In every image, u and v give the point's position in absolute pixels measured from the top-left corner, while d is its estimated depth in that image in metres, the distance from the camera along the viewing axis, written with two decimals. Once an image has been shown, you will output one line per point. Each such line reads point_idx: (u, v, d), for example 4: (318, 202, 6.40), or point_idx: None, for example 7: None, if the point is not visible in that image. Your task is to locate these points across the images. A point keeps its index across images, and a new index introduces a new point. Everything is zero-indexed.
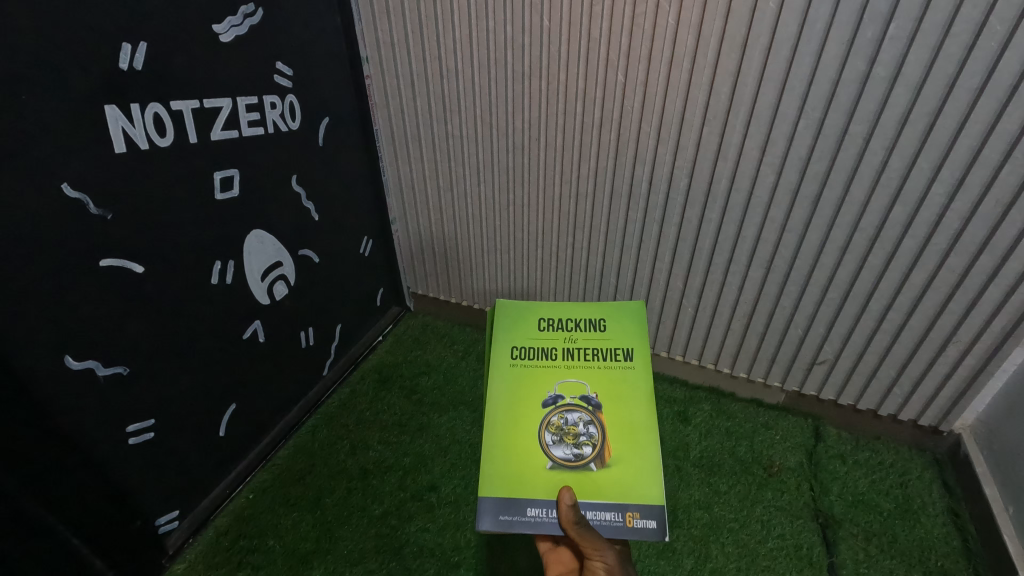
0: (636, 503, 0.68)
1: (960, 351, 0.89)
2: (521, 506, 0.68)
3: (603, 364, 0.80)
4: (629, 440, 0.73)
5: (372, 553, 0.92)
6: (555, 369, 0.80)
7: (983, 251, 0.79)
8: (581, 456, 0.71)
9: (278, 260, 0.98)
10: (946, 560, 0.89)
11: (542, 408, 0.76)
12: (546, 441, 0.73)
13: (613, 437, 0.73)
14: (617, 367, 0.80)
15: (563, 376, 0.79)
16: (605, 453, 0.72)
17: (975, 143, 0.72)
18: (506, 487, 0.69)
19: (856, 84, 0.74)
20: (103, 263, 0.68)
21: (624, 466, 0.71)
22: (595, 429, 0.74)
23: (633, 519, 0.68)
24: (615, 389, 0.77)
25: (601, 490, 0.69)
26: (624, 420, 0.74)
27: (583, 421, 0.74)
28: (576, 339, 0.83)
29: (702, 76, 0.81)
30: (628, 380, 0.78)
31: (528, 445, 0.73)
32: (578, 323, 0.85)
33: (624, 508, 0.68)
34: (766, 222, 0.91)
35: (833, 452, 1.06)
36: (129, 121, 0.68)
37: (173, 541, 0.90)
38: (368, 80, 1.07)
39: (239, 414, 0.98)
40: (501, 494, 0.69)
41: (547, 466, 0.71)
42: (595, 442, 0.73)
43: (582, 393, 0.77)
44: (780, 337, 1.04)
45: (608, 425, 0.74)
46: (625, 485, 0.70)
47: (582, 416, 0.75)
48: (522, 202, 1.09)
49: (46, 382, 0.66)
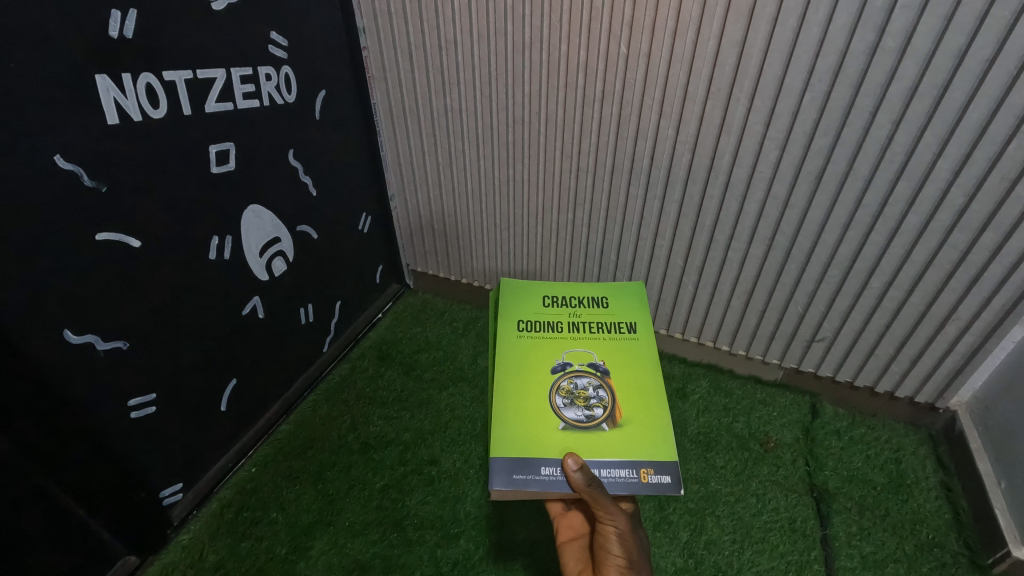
0: (650, 460, 0.68)
1: (959, 329, 0.89)
2: (536, 465, 0.67)
3: (610, 336, 0.81)
4: (641, 403, 0.73)
5: (373, 525, 0.93)
6: (562, 341, 0.80)
7: (986, 229, 0.79)
8: (593, 418, 0.71)
9: (276, 235, 0.98)
10: (937, 533, 0.91)
11: (552, 373, 0.76)
12: (557, 404, 0.73)
13: (619, 403, 0.73)
14: (622, 338, 0.80)
15: (571, 346, 0.79)
16: (617, 414, 0.72)
17: (984, 117, 0.71)
18: (519, 448, 0.68)
19: (864, 56, 0.73)
20: (99, 237, 0.68)
21: (637, 425, 0.71)
22: (605, 392, 0.74)
23: (648, 476, 0.66)
24: (621, 360, 0.78)
25: (612, 448, 0.69)
26: (634, 384, 0.75)
27: (593, 385, 0.74)
28: (580, 315, 0.84)
29: (707, 48, 0.79)
30: (634, 349, 0.79)
31: (539, 410, 0.72)
32: (581, 301, 0.86)
33: (639, 465, 0.67)
34: (768, 198, 0.90)
35: (829, 428, 1.07)
36: (121, 92, 0.66)
37: (178, 512, 0.92)
38: (366, 52, 1.05)
39: (241, 389, 0.98)
40: (513, 454, 0.67)
41: (558, 426, 0.70)
42: (606, 404, 0.73)
43: (590, 363, 0.77)
44: (779, 314, 1.04)
45: (615, 391, 0.74)
46: (639, 444, 0.69)
47: (591, 380, 0.75)
48: (522, 179, 1.08)
49: (47, 356, 0.66)
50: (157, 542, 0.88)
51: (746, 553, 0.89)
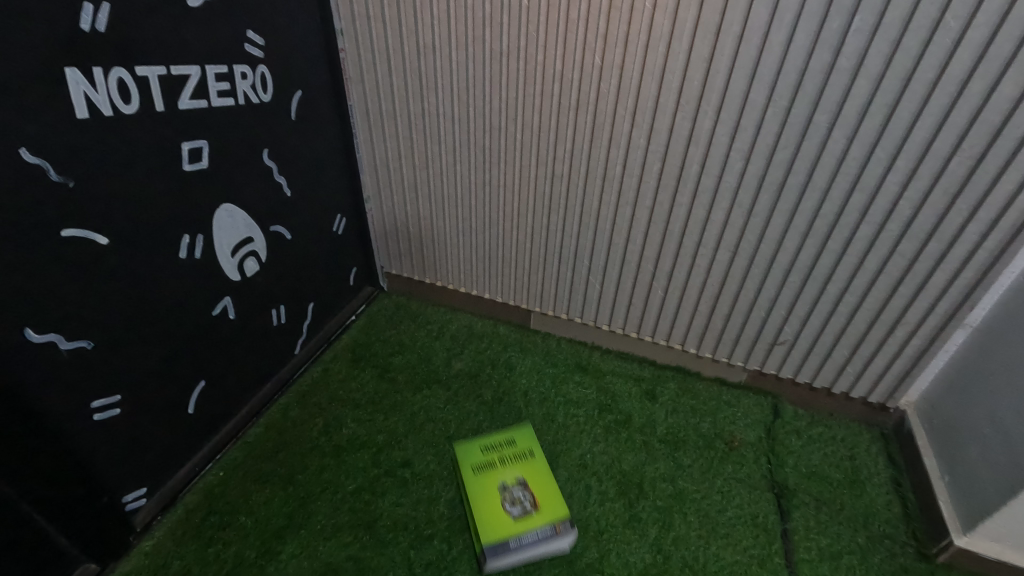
0: (558, 518, 0.91)
1: (907, 333, 0.95)
2: (506, 540, 0.88)
3: (527, 455, 1.02)
4: (545, 489, 0.96)
5: (346, 527, 0.93)
6: (500, 465, 1.00)
7: (930, 239, 0.84)
8: (526, 511, 0.92)
9: (249, 235, 0.96)
10: (888, 526, 0.96)
11: (499, 492, 0.95)
12: (508, 512, 0.92)
13: (538, 486, 0.97)
14: (528, 457, 1.02)
15: (501, 475, 0.98)
16: (535, 502, 0.94)
17: (928, 134, 0.77)
18: (494, 534, 0.88)
19: (821, 74, 0.77)
20: (64, 233, 0.66)
21: (546, 502, 0.94)
22: (526, 494, 0.95)
23: (560, 528, 0.90)
24: (533, 468, 1.00)
25: (546, 516, 0.92)
26: (539, 480, 0.98)
27: (519, 495, 0.95)
28: (505, 446, 1.04)
29: (677, 62, 0.83)
30: (538, 461, 1.02)
31: (494, 513, 0.92)
32: (503, 437, 1.05)
33: (553, 523, 0.91)
34: (733, 207, 0.94)
35: (789, 427, 1.12)
36: (92, 86, 0.65)
37: (141, 518, 0.89)
38: (343, 53, 1.05)
39: (209, 391, 0.97)
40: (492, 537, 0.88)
41: (511, 519, 0.91)
42: (529, 501, 0.94)
43: (519, 472, 0.99)
44: (743, 319, 1.08)
45: (536, 483, 0.97)
46: (550, 508, 0.93)
47: (517, 493, 0.95)
48: (498, 183, 1.10)
49: (6, 355, 0.63)
50: (119, 548, 0.86)
51: (711, 548, 0.92)
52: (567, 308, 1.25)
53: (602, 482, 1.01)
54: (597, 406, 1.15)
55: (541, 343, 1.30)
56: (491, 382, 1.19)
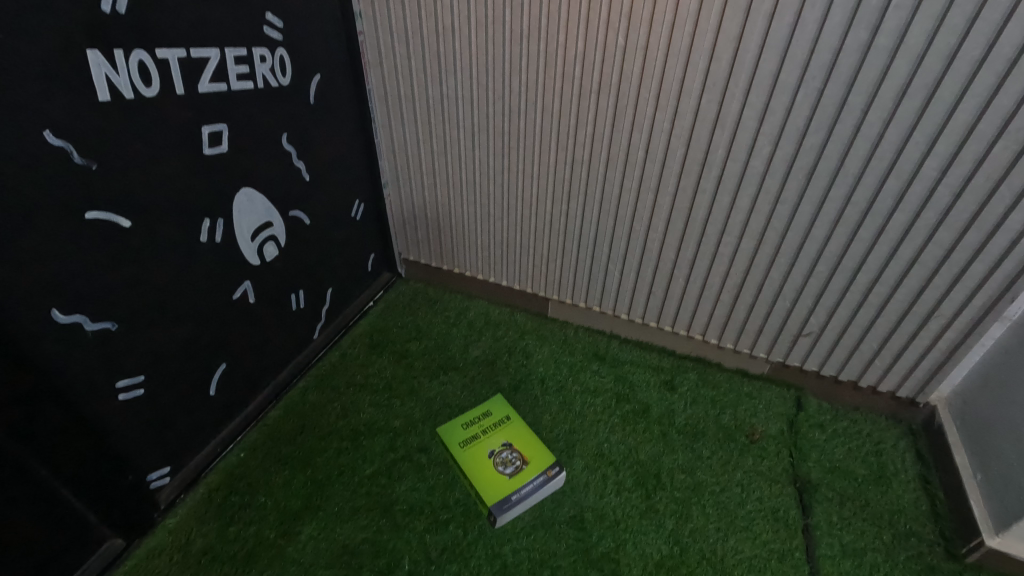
0: (546, 464, 0.97)
1: (942, 325, 0.91)
2: (508, 495, 0.92)
3: (505, 420, 1.05)
4: (527, 441, 1.01)
5: (363, 510, 0.93)
6: (484, 434, 1.02)
7: (970, 227, 0.80)
8: (519, 466, 0.96)
9: (268, 220, 0.97)
10: (914, 523, 0.93)
11: (488, 457, 0.98)
12: (502, 472, 0.95)
13: (521, 443, 1.01)
14: (507, 420, 1.05)
15: (488, 444, 1.00)
16: (523, 456, 0.98)
17: (972, 117, 0.72)
18: (495, 494, 0.92)
19: (857, 53, 0.74)
20: (88, 216, 0.67)
21: (532, 453, 0.99)
22: (512, 451, 0.99)
23: (551, 472, 0.95)
24: (513, 428, 1.04)
25: (536, 465, 0.97)
26: (519, 434, 1.02)
27: (507, 455, 0.98)
28: (483, 418, 1.06)
29: (704, 42, 0.80)
30: (515, 421, 1.05)
31: (493, 480, 0.94)
32: (480, 410, 1.07)
33: (543, 471, 0.95)
34: (760, 193, 0.91)
35: (813, 421, 1.09)
36: (113, 69, 0.65)
37: (165, 496, 0.91)
38: (361, 36, 1.04)
39: (230, 373, 0.98)
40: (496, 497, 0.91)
41: (507, 478, 0.95)
42: (517, 456, 0.98)
43: (503, 436, 1.02)
44: (767, 309, 1.05)
45: (518, 441, 1.01)
46: (536, 458, 0.98)
47: (505, 454, 0.99)
48: (517, 168, 1.08)
49: (34, 335, 0.65)
50: (143, 525, 0.88)
51: (730, 541, 0.90)
52: (586, 296, 1.23)
53: (618, 472, 1.00)
54: (615, 396, 1.13)
55: (558, 331, 1.29)
56: (508, 370, 1.19)
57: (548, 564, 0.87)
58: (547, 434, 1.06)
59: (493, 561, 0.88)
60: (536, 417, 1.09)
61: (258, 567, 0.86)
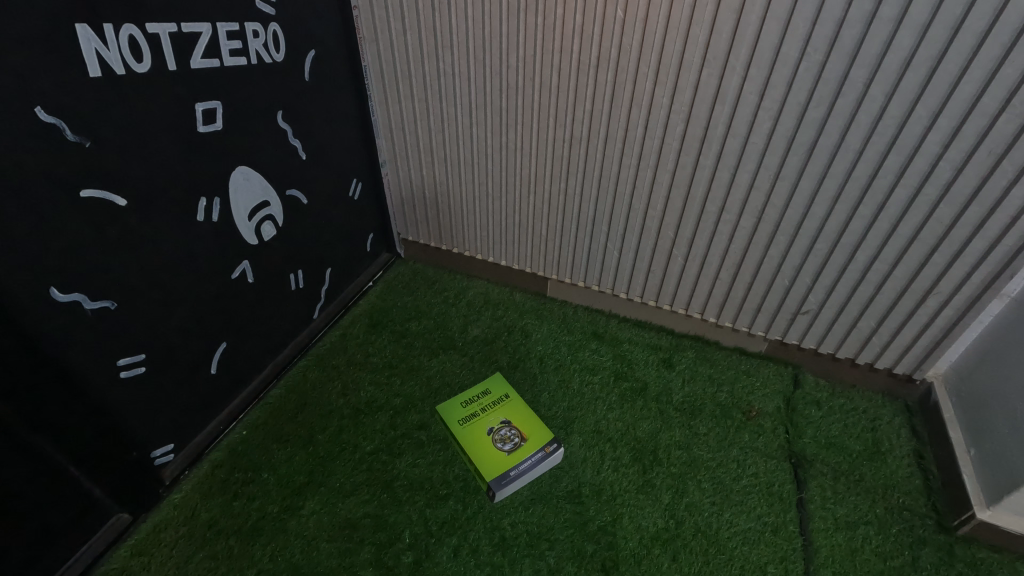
0: (545, 441, 0.98)
1: (939, 303, 0.91)
2: (506, 471, 0.93)
3: (504, 399, 1.06)
4: (526, 420, 1.02)
5: (364, 486, 0.95)
6: (483, 412, 1.03)
7: (972, 202, 0.80)
8: (518, 442, 0.98)
9: (265, 198, 0.96)
10: (907, 497, 0.94)
11: (487, 434, 0.99)
12: (501, 449, 0.97)
13: (520, 421, 1.02)
14: (505, 399, 1.06)
15: (487, 420, 1.01)
16: (522, 433, 0.99)
17: (975, 90, 0.71)
18: (494, 469, 0.93)
19: (860, 25, 0.72)
20: (84, 194, 0.67)
21: (530, 431, 1.00)
22: (511, 429, 1.00)
23: (549, 449, 0.97)
24: (511, 406, 1.04)
25: (534, 442, 0.98)
26: (518, 413, 1.03)
27: (506, 431, 1.00)
28: (482, 397, 1.06)
29: (705, 13, 0.78)
30: (514, 400, 1.06)
31: (492, 454, 0.96)
32: (479, 390, 1.08)
33: (541, 446, 0.97)
34: (760, 169, 0.91)
35: (809, 398, 1.10)
36: (103, 43, 0.64)
37: (169, 472, 0.92)
38: (356, 11, 1.02)
39: (230, 353, 0.99)
40: (495, 471, 0.93)
41: (505, 454, 0.96)
42: (516, 433, 0.99)
43: (501, 414, 1.03)
44: (767, 286, 1.05)
45: (517, 419, 1.02)
46: (534, 435, 0.99)
47: (504, 430, 1.00)
48: (515, 147, 1.07)
49: (34, 312, 0.65)
50: (149, 499, 0.89)
51: (724, 514, 0.92)
52: (584, 276, 1.23)
53: (616, 448, 1.01)
54: (613, 373, 1.14)
55: (557, 311, 1.29)
56: (508, 348, 1.19)
57: (546, 537, 0.89)
58: (546, 411, 1.07)
59: (493, 534, 0.89)
60: (534, 395, 1.10)
61: (261, 540, 0.87)
